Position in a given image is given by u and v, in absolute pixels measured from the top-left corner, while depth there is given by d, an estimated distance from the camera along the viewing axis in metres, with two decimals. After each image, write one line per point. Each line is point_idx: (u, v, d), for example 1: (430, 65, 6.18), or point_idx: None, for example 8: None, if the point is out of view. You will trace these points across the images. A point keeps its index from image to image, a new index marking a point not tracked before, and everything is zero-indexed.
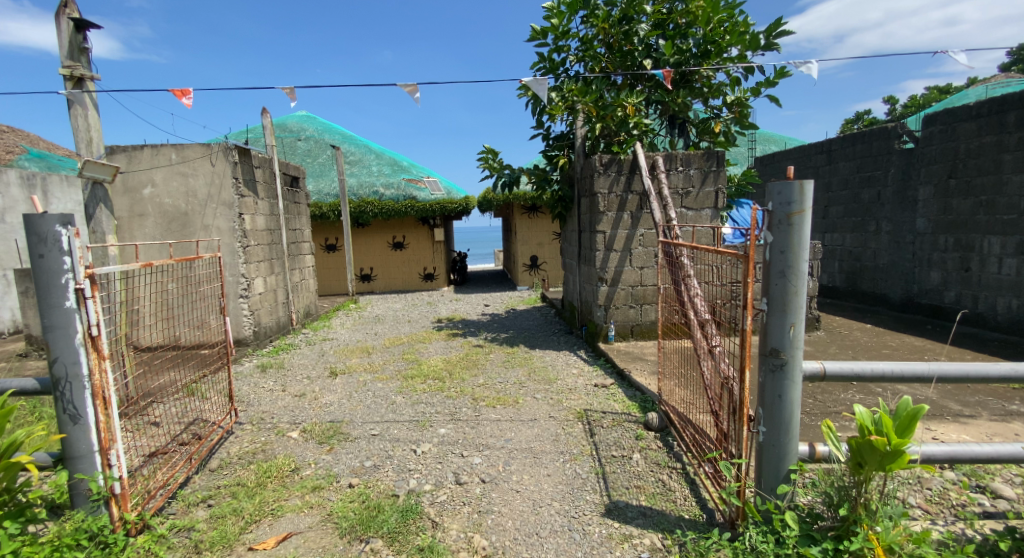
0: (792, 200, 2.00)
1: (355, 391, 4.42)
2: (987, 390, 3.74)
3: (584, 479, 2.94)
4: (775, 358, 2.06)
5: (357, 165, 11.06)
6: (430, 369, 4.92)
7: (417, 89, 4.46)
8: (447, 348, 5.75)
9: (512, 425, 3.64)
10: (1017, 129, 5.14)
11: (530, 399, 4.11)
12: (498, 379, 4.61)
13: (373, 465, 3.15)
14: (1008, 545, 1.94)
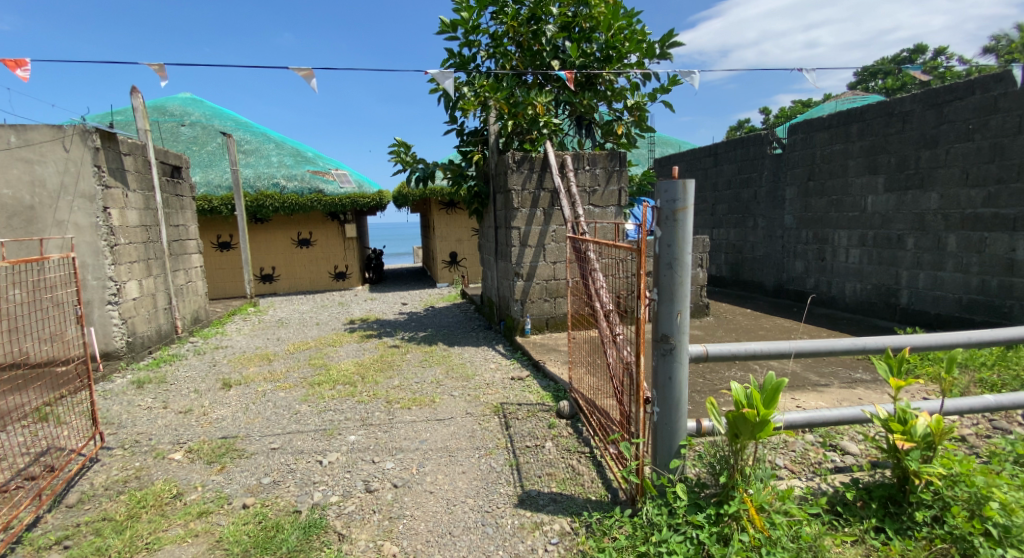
0: (677, 198, 2.14)
1: (252, 402, 4.14)
2: (840, 361, 4.28)
3: (498, 472, 2.97)
4: (664, 343, 2.21)
5: (254, 155, 10.28)
6: (340, 374, 4.71)
7: (312, 74, 4.22)
8: (359, 350, 5.55)
9: (428, 426, 3.59)
10: (859, 138, 5.91)
11: (447, 397, 4.08)
12: (414, 379, 4.53)
13: (271, 482, 2.96)
14: (853, 495, 2.24)
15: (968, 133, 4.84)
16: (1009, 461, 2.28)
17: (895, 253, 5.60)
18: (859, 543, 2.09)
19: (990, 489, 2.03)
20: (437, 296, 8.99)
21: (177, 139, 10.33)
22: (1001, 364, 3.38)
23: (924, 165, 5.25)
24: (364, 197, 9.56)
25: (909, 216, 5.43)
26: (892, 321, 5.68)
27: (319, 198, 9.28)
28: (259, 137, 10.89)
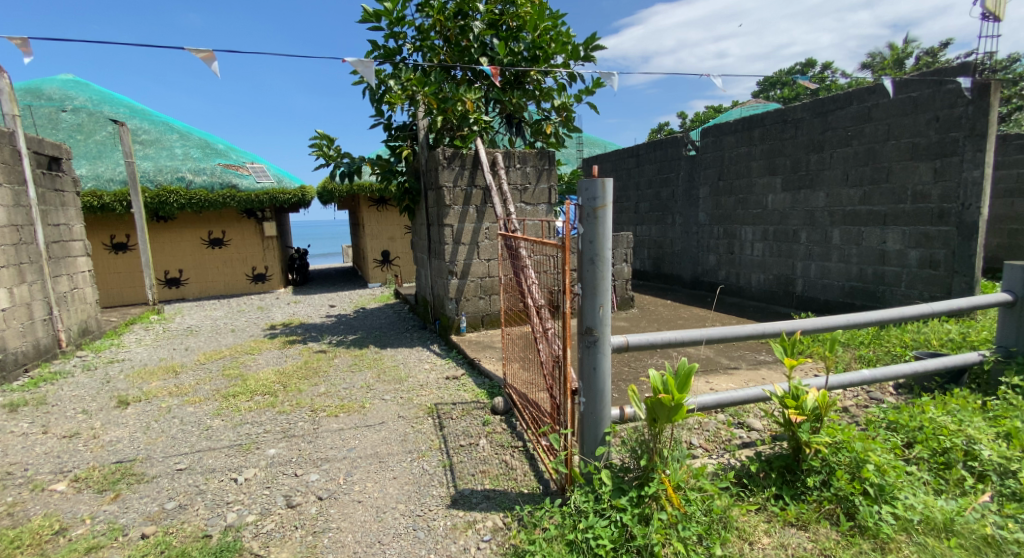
0: (596, 196, 2.22)
1: (154, 420, 3.85)
2: (746, 345, 4.64)
3: (431, 474, 2.97)
4: (588, 335, 2.31)
5: (153, 146, 9.36)
6: (258, 383, 4.49)
7: (211, 56, 3.97)
8: (280, 357, 5.30)
9: (356, 433, 3.51)
10: (760, 142, 6.41)
11: (378, 401, 4.01)
12: (342, 385, 4.40)
13: (176, 506, 2.78)
14: (757, 467, 2.45)
15: (848, 139, 5.41)
16: (882, 427, 2.59)
17: (791, 246, 6.15)
18: (761, 510, 2.29)
19: (867, 453, 2.29)
20: (369, 296, 8.76)
21: (56, 127, 9.32)
22: (877, 342, 3.81)
23: (813, 166, 5.80)
24: (284, 194, 9.21)
25: (802, 213, 5.97)
26: (789, 307, 6.22)
27: (232, 194, 8.79)
28: (160, 128, 10.00)
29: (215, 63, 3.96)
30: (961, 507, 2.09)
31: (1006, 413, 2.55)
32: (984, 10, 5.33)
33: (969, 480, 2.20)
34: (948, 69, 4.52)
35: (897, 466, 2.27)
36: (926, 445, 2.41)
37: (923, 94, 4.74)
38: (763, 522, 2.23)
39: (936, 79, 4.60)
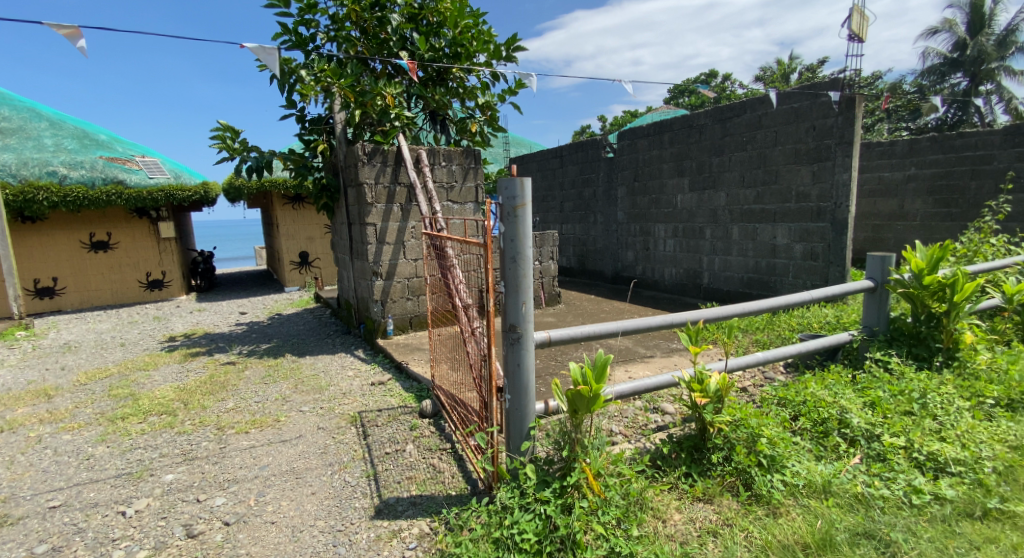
0: (516, 195, 2.19)
1: (23, 453, 3.48)
2: (659, 336, 4.94)
3: (353, 486, 2.91)
4: (512, 333, 2.30)
5: (16, 134, 8.25)
6: (153, 403, 4.16)
7: (78, 32, 3.59)
8: (181, 372, 4.94)
9: (269, 449, 3.36)
10: (670, 145, 6.81)
11: (294, 414, 3.86)
12: (254, 398, 4.19)
13: (51, 548, 2.54)
14: (669, 448, 2.62)
15: (743, 144, 5.91)
16: (774, 403, 2.88)
17: (698, 242, 6.60)
18: (673, 489, 2.45)
19: (760, 428, 2.53)
20: (286, 301, 8.38)
21: None
22: (768, 327, 4.19)
23: (715, 168, 6.27)
24: (182, 190, 8.50)
25: (706, 212, 6.44)
26: (698, 298, 6.69)
27: (118, 190, 8.00)
28: (24, 114, 8.81)
29: (82, 41, 3.60)
30: (836, 470, 2.36)
31: (871, 384, 2.90)
32: (851, 31, 6.00)
33: (842, 445, 2.50)
34: (822, 83, 5.04)
35: (786, 438, 2.53)
36: (809, 417, 2.70)
37: (803, 105, 5.25)
38: (675, 500, 2.38)
39: (812, 91, 5.10)
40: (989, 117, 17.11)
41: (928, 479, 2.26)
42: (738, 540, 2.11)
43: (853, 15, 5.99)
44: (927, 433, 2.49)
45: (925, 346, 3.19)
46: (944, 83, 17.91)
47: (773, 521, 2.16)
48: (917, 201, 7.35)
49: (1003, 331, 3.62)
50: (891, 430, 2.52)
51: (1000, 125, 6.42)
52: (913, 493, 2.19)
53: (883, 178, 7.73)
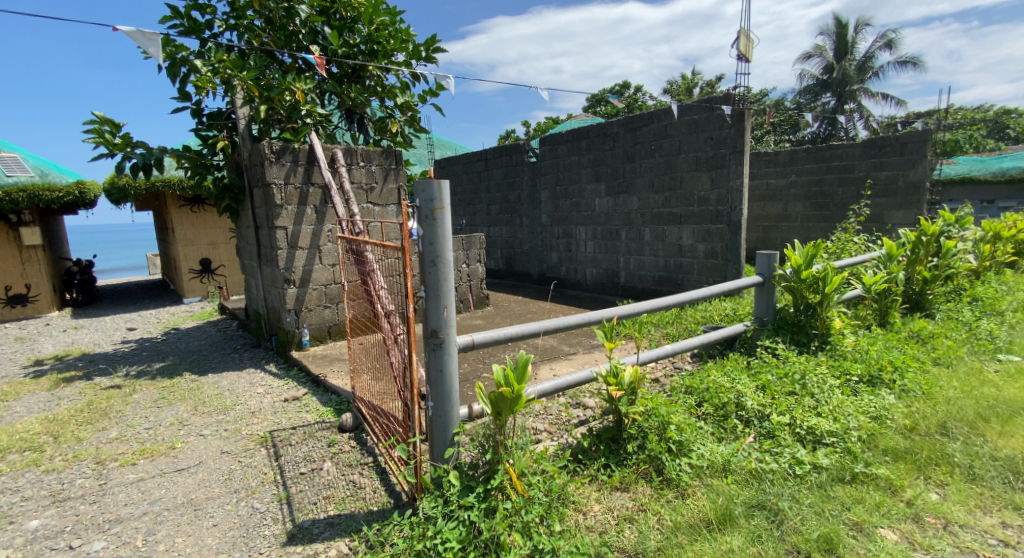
0: (434, 197, 1.98)
1: None
2: (578, 334, 5.12)
3: (262, 513, 2.66)
4: (433, 338, 2.06)
5: None
6: (15, 438, 3.67)
7: None
8: (50, 402, 4.41)
9: (162, 481, 3.06)
10: (588, 151, 7.10)
11: (193, 439, 3.56)
12: (144, 425, 3.82)
13: None
14: (588, 441, 2.71)
15: (652, 151, 6.28)
16: (681, 391, 3.12)
17: (616, 244, 6.93)
18: (594, 481, 2.52)
19: (670, 416, 2.69)
20: (184, 314, 7.77)
21: None
22: (676, 321, 4.51)
23: (627, 174, 6.63)
24: (51, 190, 7.64)
25: (622, 215, 6.79)
26: (616, 296, 7.04)
27: None
28: None
29: None
30: (734, 449, 2.59)
31: (762, 369, 3.24)
32: (738, 52, 6.57)
33: (738, 426, 2.75)
34: (717, 98, 5.48)
35: (691, 424, 2.73)
36: (711, 403, 2.94)
37: (702, 117, 5.67)
38: (595, 492, 2.44)
39: (708, 104, 5.54)
40: (854, 132, 19.59)
41: (809, 451, 2.54)
42: (650, 524, 2.19)
43: (740, 38, 6.59)
44: (807, 410, 2.81)
45: (803, 332, 3.61)
46: (817, 101, 20.10)
47: (681, 502, 2.30)
48: (797, 205, 8.18)
49: (865, 316, 4.16)
50: (778, 409, 2.81)
51: (861, 139, 7.35)
52: (796, 464, 2.46)
53: (769, 184, 8.51)
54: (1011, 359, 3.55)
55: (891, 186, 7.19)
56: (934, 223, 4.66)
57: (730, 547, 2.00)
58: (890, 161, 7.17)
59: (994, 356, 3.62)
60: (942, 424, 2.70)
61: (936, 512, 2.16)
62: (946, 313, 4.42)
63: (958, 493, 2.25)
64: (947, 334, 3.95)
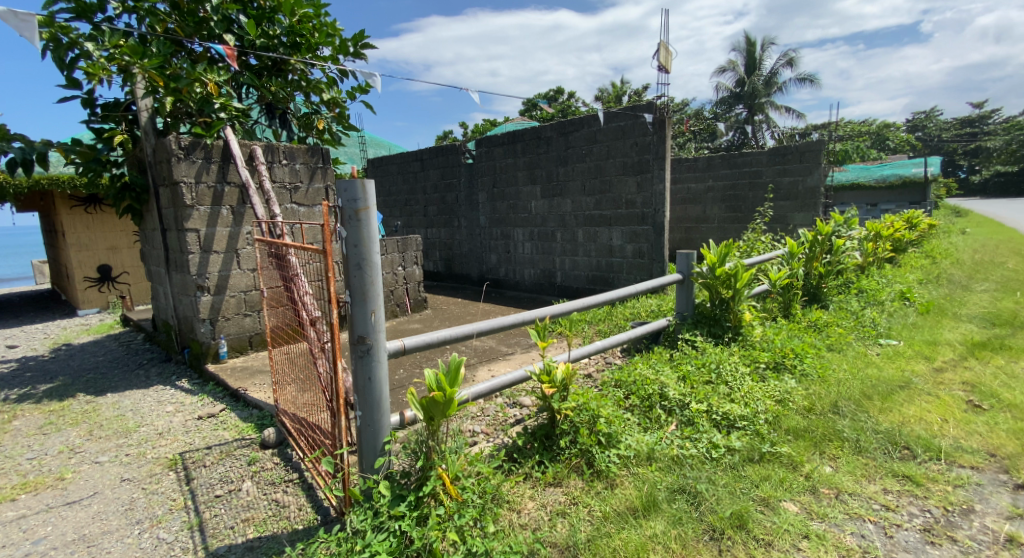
0: (357, 197, 1.96)
1: None
2: (515, 336, 5.15)
3: (169, 542, 2.19)
4: (361, 344, 2.01)
5: None
6: None
7: None
8: None
9: (45, 518, 2.45)
10: (523, 154, 7.21)
11: (86, 467, 2.90)
12: (27, 452, 3.15)
13: None
14: (523, 440, 2.75)
15: (583, 156, 6.48)
16: (612, 385, 3.27)
17: (552, 245, 7.09)
18: (528, 478, 2.56)
19: (599, 410, 2.81)
20: (79, 329, 7.03)
21: None
22: (608, 318, 4.69)
23: (561, 178, 6.81)
24: None
25: (556, 218, 6.96)
26: (553, 296, 7.21)
27: None
28: None
29: None
30: (657, 437, 2.76)
31: (682, 360, 3.48)
32: (659, 63, 6.92)
33: (662, 415, 2.92)
34: (641, 106, 5.78)
35: (619, 416, 2.86)
36: (638, 395, 3.11)
37: (627, 124, 5.97)
38: (529, 489, 2.47)
39: (633, 112, 5.85)
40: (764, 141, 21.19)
41: (723, 435, 2.74)
42: (582, 516, 2.26)
43: (660, 50, 6.95)
44: (722, 397, 3.04)
45: (719, 325, 3.88)
46: (730, 112, 21.54)
47: (610, 493, 2.40)
48: (714, 208, 8.71)
49: (771, 309, 4.52)
50: (697, 397, 3.02)
51: (767, 148, 7.95)
52: (713, 448, 2.64)
53: (689, 189, 8.99)
54: (890, 343, 4.01)
55: (793, 191, 7.78)
56: (826, 224, 5.09)
57: (654, 532, 2.11)
58: (792, 168, 7.76)
59: (877, 341, 4.07)
60: (833, 404, 3.00)
61: (829, 483, 2.39)
62: (838, 303, 4.87)
63: (847, 465, 2.51)
64: (838, 323, 4.38)
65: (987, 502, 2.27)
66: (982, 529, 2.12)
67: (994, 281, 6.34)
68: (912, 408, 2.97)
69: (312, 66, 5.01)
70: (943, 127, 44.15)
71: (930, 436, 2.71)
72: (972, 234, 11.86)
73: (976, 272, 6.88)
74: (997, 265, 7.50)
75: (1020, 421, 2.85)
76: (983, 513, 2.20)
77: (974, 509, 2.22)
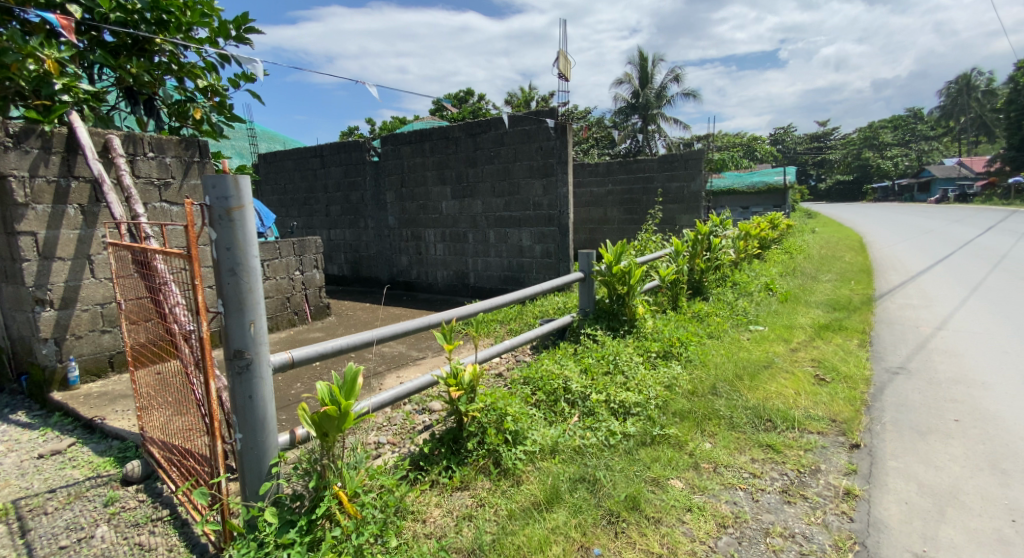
0: (229, 195, 1.76)
1: None
2: (423, 341, 5.01)
3: None
4: (238, 359, 1.81)
5: None
6: None
7: None
8: None
9: None
10: (431, 154, 7.06)
11: None
12: None
13: None
14: (430, 446, 2.64)
15: (491, 157, 6.50)
16: (521, 382, 3.28)
17: (463, 246, 7.03)
18: (435, 485, 2.46)
19: (506, 408, 2.78)
20: None
21: None
22: (518, 316, 4.71)
23: (470, 178, 6.76)
24: None
25: (467, 218, 6.89)
26: (466, 297, 7.14)
27: None
28: None
29: None
30: (562, 431, 2.79)
31: (585, 354, 3.58)
32: (558, 71, 7.07)
33: (566, 408, 2.98)
34: (544, 111, 6.04)
35: (526, 413, 2.86)
36: (544, 390, 3.15)
37: (532, 128, 6.13)
38: (435, 496, 2.38)
39: (536, 117, 6.04)
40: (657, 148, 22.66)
41: (620, 422, 2.84)
42: (487, 517, 2.21)
43: (559, 59, 7.11)
44: (619, 386, 3.16)
45: (616, 319, 4.03)
46: (627, 121, 22.75)
47: (516, 490, 2.37)
48: (614, 210, 9.10)
49: (662, 303, 4.78)
50: (597, 388, 3.11)
51: (659, 155, 8.48)
52: (612, 436, 2.72)
53: (592, 192, 9.29)
54: (757, 329, 4.39)
55: (680, 195, 8.43)
56: (705, 224, 5.49)
57: (555, 524, 2.11)
58: (678, 175, 8.40)
59: (747, 327, 4.43)
60: (713, 386, 3.20)
61: (708, 457, 2.54)
62: (716, 295, 5.27)
63: (723, 440, 2.69)
64: (717, 313, 4.73)
65: (830, 461, 2.53)
66: (826, 485, 2.35)
67: (835, 272, 7.27)
68: (774, 385, 3.26)
69: (184, 49, 4.42)
70: (801, 138, 50.10)
71: (787, 408, 2.99)
72: (821, 233, 13.58)
73: (823, 264, 7.85)
74: (838, 257, 8.64)
75: (853, 390, 3.27)
76: (827, 471, 2.45)
77: (819, 469, 2.47)
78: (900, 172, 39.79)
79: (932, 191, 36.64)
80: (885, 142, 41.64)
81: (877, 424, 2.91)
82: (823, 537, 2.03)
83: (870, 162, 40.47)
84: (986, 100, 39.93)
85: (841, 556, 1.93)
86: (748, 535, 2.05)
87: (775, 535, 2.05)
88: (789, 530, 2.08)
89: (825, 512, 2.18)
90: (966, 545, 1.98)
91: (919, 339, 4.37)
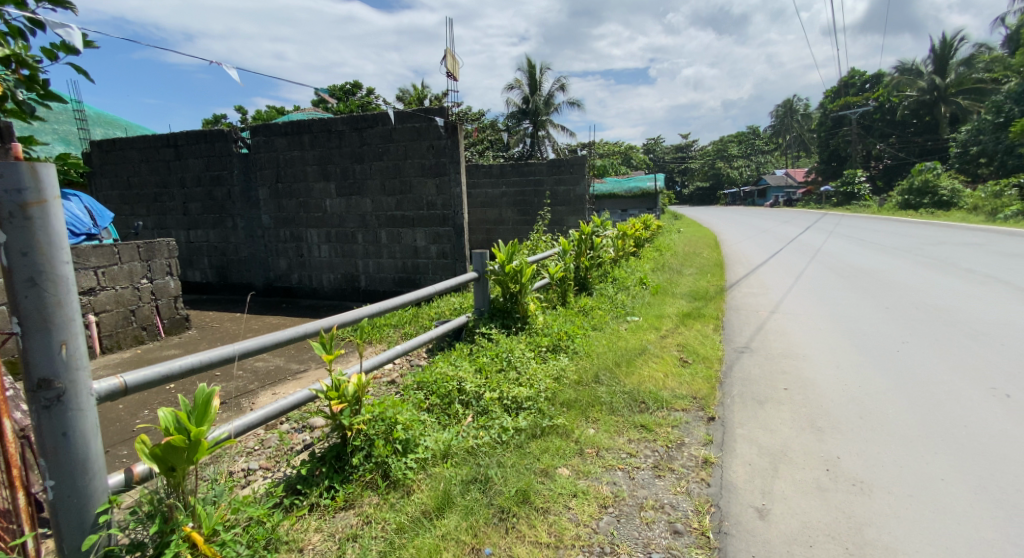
0: (23, 186, 1.42)
1: None
2: (301, 351, 4.63)
3: None
4: (45, 392, 1.47)
5: None
6: None
7: None
8: None
9: None
10: (311, 147, 6.57)
11: None
12: None
13: None
14: (308, 468, 2.38)
15: (380, 154, 6.22)
16: (414, 387, 3.12)
17: (352, 247, 6.65)
18: (315, 509, 2.22)
19: (396, 417, 2.60)
20: None
21: None
22: (413, 319, 4.53)
23: (357, 175, 6.40)
24: None
25: (355, 217, 6.53)
26: (358, 301, 6.75)
27: None
28: None
29: None
30: (454, 434, 2.68)
31: (479, 354, 3.50)
32: (447, 69, 6.95)
33: (459, 411, 2.88)
34: (433, 108, 5.90)
35: (416, 419, 2.70)
36: (438, 394, 3.02)
37: (422, 125, 5.97)
38: (315, 521, 2.14)
39: (425, 114, 5.91)
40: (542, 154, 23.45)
41: (512, 418, 2.80)
42: (374, 534, 2.03)
43: (447, 57, 6.99)
44: (511, 382, 3.14)
45: (510, 317, 4.01)
46: (520, 126, 23.22)
47: (406, 501, 2.22)
48: (508, 212, 9.16)
49: (552, 299, 4.86)
50: (490, 387, 3.05)
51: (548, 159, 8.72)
52: (505, 433, 2.66)
53: (486, 194, 9.27)
54: (633, 319, 4.62)
55: (567, 197, 8.77)
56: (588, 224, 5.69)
57: (446, 530, 2.00)
58: (565, 178, 8.72)
59: (625, 318, 4.65)
60: (595, 375, 3.29)
61: (592, 443, 2.58)
62: (600, 290, 5.47)
63: (605, 425, 2.75)
64: (600, 306, 4.91)
65: (692, 434, 2.68)
66: (689, 456, 2.49)
67: (696, 266, 7.99)
68: (646, 369, 3.42)
69: None
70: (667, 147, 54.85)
71: (657, 389, 3.15)
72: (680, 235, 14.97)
73: (686, 260, 8.60)
74: (697, 254, 9.53)
75: (711, 370, 3.52)
76: (689, 444, 2.59)
77: (684, 443, 2.61)
78: (744, 180, 45.21)
79: (768, 197, 42.12)
80: (731, 154, 47.06)
81: (729, 398, 3.15)
82: (686, 504, 2.14)
83: (721, 172, 45.44)
84: (803, 121, 46.84)
85: (701, 519, 2.04)
86: (625, 512, 2.10)
87: (647, 508, 2.11)
88: (659, 502, 2.15)
89: (688, 481, 2.29)
90: (795, 495, 2.18)
91: (760, 321, 4.87)
